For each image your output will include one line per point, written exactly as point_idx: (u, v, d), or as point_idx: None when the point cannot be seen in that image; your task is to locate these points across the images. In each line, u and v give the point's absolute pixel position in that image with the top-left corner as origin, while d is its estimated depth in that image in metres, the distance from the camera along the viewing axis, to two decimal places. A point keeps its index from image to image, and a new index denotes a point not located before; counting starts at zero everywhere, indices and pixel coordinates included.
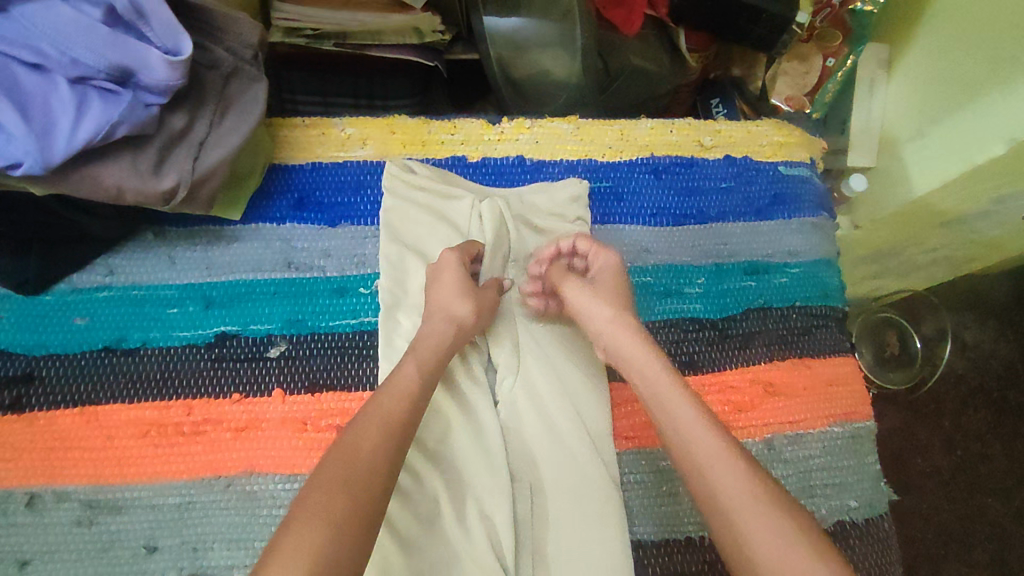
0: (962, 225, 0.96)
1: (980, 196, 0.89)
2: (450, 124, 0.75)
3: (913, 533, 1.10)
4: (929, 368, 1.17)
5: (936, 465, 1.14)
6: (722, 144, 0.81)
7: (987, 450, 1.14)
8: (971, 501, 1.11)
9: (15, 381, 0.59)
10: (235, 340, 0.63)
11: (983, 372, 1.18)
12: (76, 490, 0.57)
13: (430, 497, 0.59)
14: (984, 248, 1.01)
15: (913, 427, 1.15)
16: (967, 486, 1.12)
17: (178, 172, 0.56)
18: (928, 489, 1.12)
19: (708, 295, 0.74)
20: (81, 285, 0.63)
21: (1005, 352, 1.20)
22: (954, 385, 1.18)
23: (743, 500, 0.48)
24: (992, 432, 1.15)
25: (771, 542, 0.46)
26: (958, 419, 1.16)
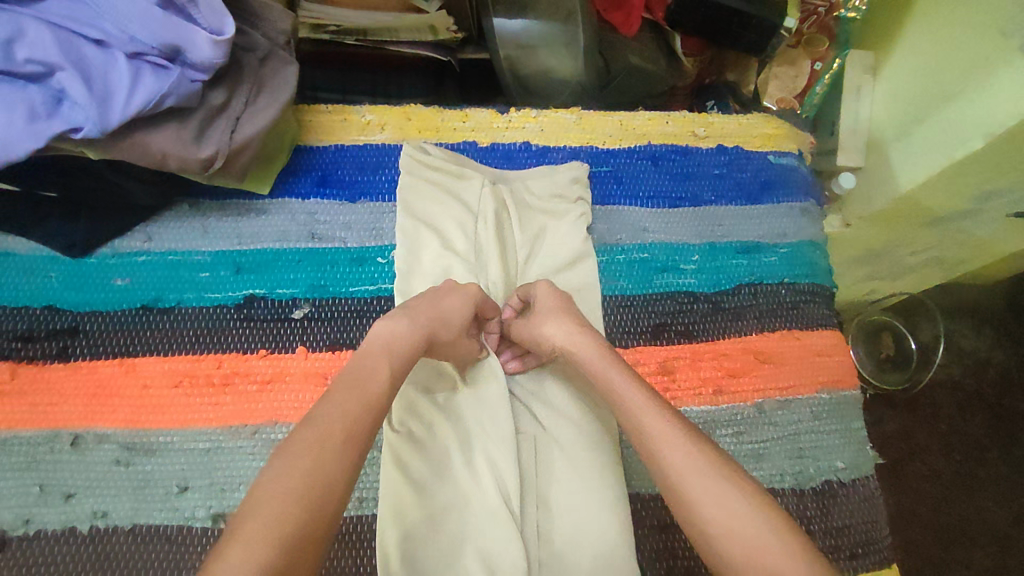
0: (948, 221, 1.01)
1: (961, 192, 0.94)
2: (461, 113, 0.81)
3: (913, 534, 1.12)
4: (924, 371, 1.21)
5: (936, 468, 1.17)
6: (715, 134, 0.87)
7: (985, 455, 1.18)
8: (970, 504, 1.14)
9: (62, 333, 0.64)
10: (263, 302, 0.68)
11: (980, 378, 1.22)
12: (115, 433, 0.61)
13: (442, 446, 0.64)
14: (972, 248, 1.06)
15: (912, 431, 1.19)
16: (966, 489, 1.15)
17: (217, 141, 0.62)
18: (927, 492, 1.15)
19: (702, 271, 0.78)
20: (122, 249, 0.68)
21: (1002, 358, 1.24)
22: (951, 390, 1.22)
23: (693, 478, 0.50)
24: (990, 437, 1.19)
25: (727, 515, 0.48)
26: (956, 425, 1.19)
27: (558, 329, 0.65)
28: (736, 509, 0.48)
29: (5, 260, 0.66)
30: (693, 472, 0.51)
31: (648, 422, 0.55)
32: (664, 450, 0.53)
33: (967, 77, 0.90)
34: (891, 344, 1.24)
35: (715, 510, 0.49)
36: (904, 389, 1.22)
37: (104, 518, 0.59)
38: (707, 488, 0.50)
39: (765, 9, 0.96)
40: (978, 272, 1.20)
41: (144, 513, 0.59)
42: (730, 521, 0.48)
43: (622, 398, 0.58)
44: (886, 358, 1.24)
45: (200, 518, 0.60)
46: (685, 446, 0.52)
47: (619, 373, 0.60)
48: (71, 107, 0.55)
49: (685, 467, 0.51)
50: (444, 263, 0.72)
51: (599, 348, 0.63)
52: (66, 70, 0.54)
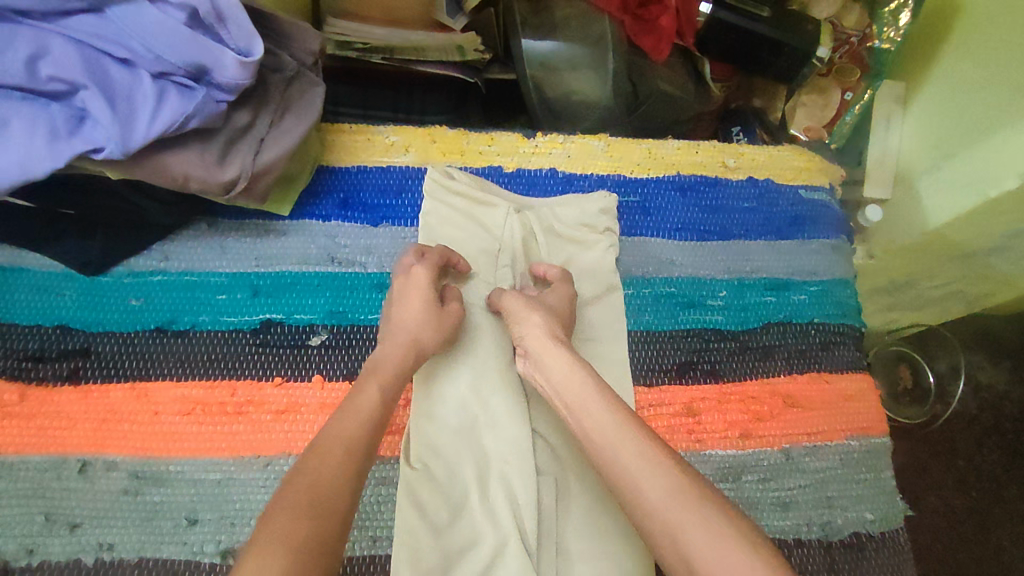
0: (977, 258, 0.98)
1: (992, 232, 0.92)
2: (487, 136, 0.80)
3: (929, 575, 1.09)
4: (940, 407, 1.19)
5: (951, 504, 1.13)
6: (745, 166, 0.84)
7: (1003, 492, 1.14)
8: (987, 544, 1.11)
9: (73, 354, 0.63)
10: (280, 327, 0.66)
11: (997, 412, 1.19)
12: (125, 461, 0.60)
13: (460, 486, 0.62)
14: (1000, 285, 1.03)
15: (927, 463, 1.16)
16: (982, 527, 1.12)
17: (240, 163, 0.60)
18: (943, 530, 1.11)
19: (730, 308, 0.76)
20: (136, 268, 0.66)
21: (1020, 394, 1.21)
22: (968, 425, 1.18)
23: (666, 500, 0.48)
24: (1007, 474, 1.15)
25: (704, 539, 0.46)
26: (972, 460, 1.16)
27: (546, 326, 0.64)
28: (714, 536, 0.46)
29: (18, 277, 0.64)
30: (665, 494, 0.49)
31: (614, 440, 0.53)
32: (637, 477, 0.50)
33: (1004, 114, 0.89)
34: (909, 376, 1.22)
35: (691, 534, 0.47)
36: (923, 424, 1.18)
37: (109, 551, 0.57)
38: (685, 519, 0.47)
39: (798, 38, 0.94)
40: (1002, 308, 1.17)
41: (151, 547, 0.57)
42: (712, 553, 0.45)
43: (593, 419, 0.55)
44: (903, 391, 1.22)
45: (208, 553, 0.58)
46: (652, 465, 0.50)
47: (586, 395, 0.57)
48: (94, 127, 0.53)
49: (662, 494, 0.49)
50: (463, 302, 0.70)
51: (568, 358, 0.60)
52: (90, 90, 0.52)
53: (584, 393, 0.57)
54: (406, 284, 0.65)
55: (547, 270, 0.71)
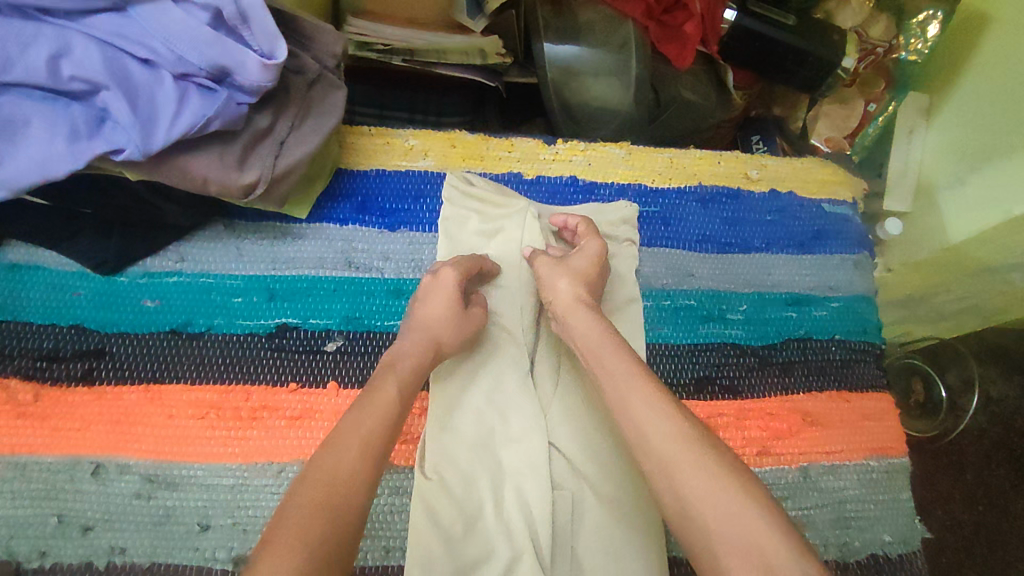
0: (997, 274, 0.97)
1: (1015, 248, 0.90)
2: (507, 142, 0.79)
3: None
4: (953, 420, 1.17)
5: (956, 517, 1.12)
6: (767, 178, 0.83)
7: (1011, 507, 1.12)
8: (993, 558, 1.09)
9: (87, 355, 0.62)
10: (296, 332, 0.66)
11: (1008, 427, 1.17)
12: (137, 464, 0.59)
13: (473, 497, 0.61)
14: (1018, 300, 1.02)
15: (934, 475, 1.15)
16: (988, 542, 1.10)
17: (261, 166, 0.59)
18: (949, 543, 1.10)
19: (750, 322, 0.75)
20: (152, 269, 0.66)
21: None
22: (978, 438, 1.17)
23: (671, 444, 0.50)
24: (1015, 489, 1.13)
25: (702, 483, 0.48)
26: (980, 473, 1.14)
27: (570, 289, 0.65)
28: (709, 476, 0.48)
29: (33, 275, 0.64)
30: (672, 442, 0.50)
31: (627, 391, 0.55)
32: (644, 420, 0.52)
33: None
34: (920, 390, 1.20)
35: (690, 478, 0.48)
36: (931, 439, 1.18)
37: (121, 555, 0.56)
38: (685, 463, 0.49)
39: (822, 48, 0.93)
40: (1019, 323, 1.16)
41: (164, 552, 0.57)
42: (708, 492, 0.48)
43: (608, 369, 0.57)
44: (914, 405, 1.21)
45: (220, 559, 0.57)
46: (662, 413, 0.52)
47: (606, 347, 0.59)
48: (114, 127, 0.53)
49: (665, 435, 0.51)
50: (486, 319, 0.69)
51: (592, 318, 0.62)
52: (112, 91, 0.52)
53: (604, 348, 0.59)
54: (432, 285, 0.64)
55: (567, 220, 0.73)
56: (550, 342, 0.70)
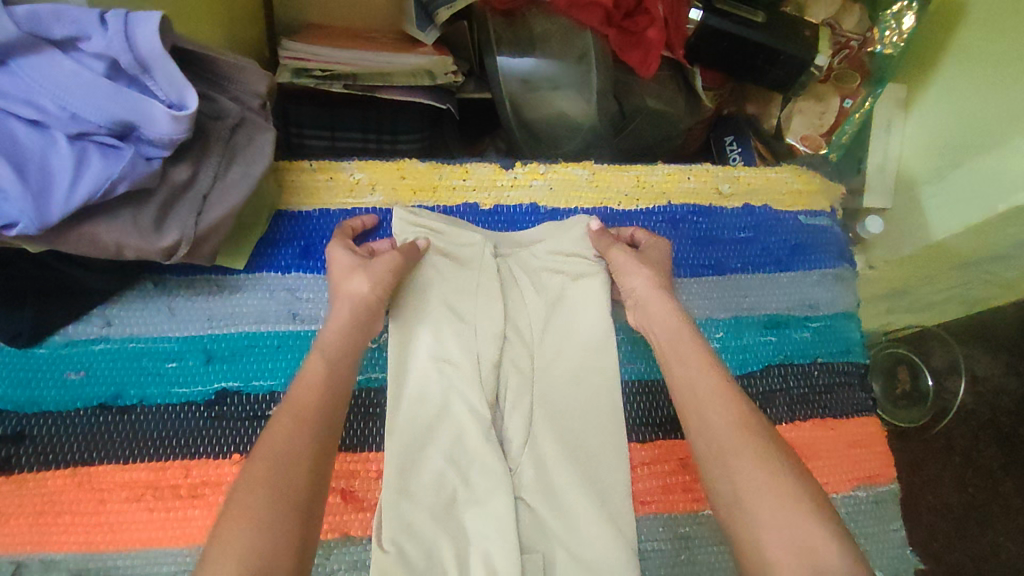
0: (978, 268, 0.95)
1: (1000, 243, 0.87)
2: (461, 169, 0.73)
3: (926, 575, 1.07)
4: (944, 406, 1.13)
5: (946, 501, 1.10)
6: (740, 191, 0.79)
7: (999, 487, 1.11)
8: (983, 538, 1.08)
9: (4, 441, 0.56)
10: (237, 397, 0.61)
11: (993, 407, 1.15)
12: (66, 558, 0.54)
13: (436, 568, 0.56)
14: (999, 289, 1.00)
15: (923, 460, 1.13)
16: (979, 522, 1.09)
17: (181, 227, 0.53)
18: (939, 527, 1.09)
19: (727, 351, 0.71)
20: (75, 336, 0.60)
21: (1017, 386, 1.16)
22: (964, 419, 1.14)
23: (726, 438, 0.51)
24: (1004, 468, 1.12)
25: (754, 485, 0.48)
26: (969, 455, 1.12)
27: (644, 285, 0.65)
28: (764, 474, 0.48)
29: None
30: (729, 439, 0.51)
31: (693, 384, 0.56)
32: (705, 408, 0.53)
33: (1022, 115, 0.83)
34: (907, 379, 1.15)
35: (742, 474, 0.49)
36: (921, 429, 1.14)
37: None
38: (740, 455, 0.50)
39: (792, 46, 0.88)
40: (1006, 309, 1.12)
41: None
42: (758, 487, 0.48)
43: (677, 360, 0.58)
44: (902, 395, 1.16)
45: None
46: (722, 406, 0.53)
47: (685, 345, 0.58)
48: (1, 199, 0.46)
49: (721, 431, 0.52)
50: (426, 337, 0.65)
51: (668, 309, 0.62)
52: None
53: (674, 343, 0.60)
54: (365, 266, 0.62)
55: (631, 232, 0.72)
56: (520, 385, 0.65)
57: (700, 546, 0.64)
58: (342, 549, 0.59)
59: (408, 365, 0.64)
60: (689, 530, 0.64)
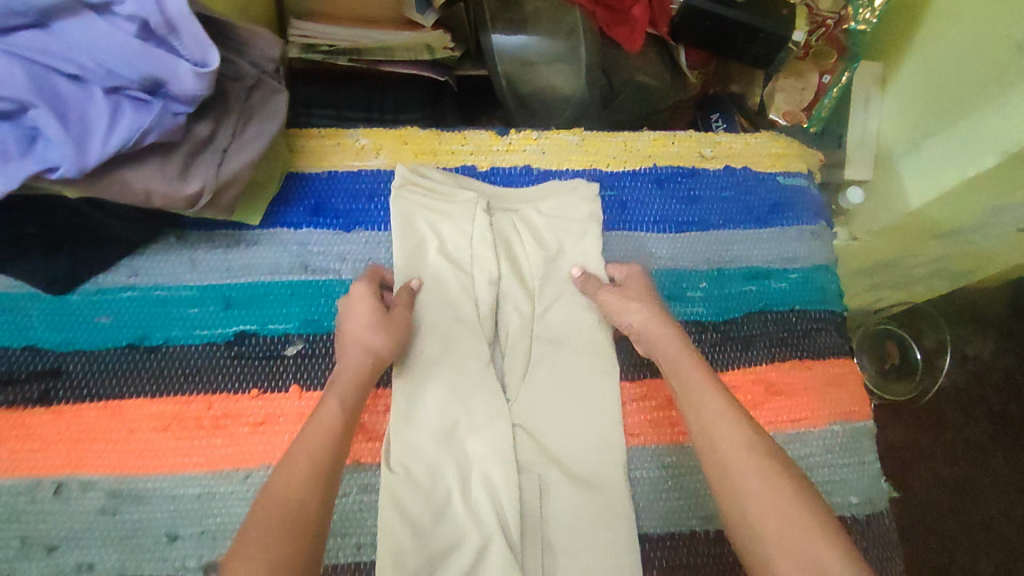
0: (958, 236, 0.99)
1: (975, 207, 0.92)
2: (460, 136, 0.79)
3: (923, 546, 1.11)
4: (929, 380, 1.20)
5: (940, 475, 1.15)
6: (721, 155, 0.84)
7: (990, 460, 1.16)
8: (976, 511, 1.13)
9: (42, 376, 0.61)
10: (255, 338, 0.66)
11: (983, 384, 1.21)
12: (101, 480, 0.59)
13: (442, 489, 0.62)
14: (979, 261, 1.05)
15: (916, 436, 1.18)
16: (971, 494, 1.14)
17: (204, 177, 0.58)
18: (932, 499, 1.14)
19: (710, 298, 0.76)
20: (106, 285, 0.65)
21: (1005, 364, 1.22)
22: (955, 397, 1.21)
23: (737, 456, 0.52)
24: (993, 443, 1.17)
25: (769, 506, 0.48)
26: (960, 431, 1.18)
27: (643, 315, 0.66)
28: (774, 491, 0.49)
29: None
30: (739, 450, 0.52)
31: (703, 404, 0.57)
32: (713, 428, 0.55)
33: (989, 86, 0.88)
34: (896, 353, 1.23)
35: (755, 491, 0.50)
36: (910, 401, 1.21)
37: (90, 571, 0.57)
38: (749, 471, 0.51)
39: (771, 23, 0.93)
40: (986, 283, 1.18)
41: (133, 565, 0.57)
42: (767, 505, 0.48)
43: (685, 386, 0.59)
44: (891, 368, 1.23)
45: (192, 568, 0.58)
46: (729, 423, 0.54)
47: (687, 361, 0.61)
48: (47, 145, 0.51)
49: (731, 445, 0.53)
50: (426, 284, 0.70)
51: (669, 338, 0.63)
52: (40, 108, 0.50)
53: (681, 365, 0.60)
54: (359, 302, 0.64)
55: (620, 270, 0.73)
56: (518, 327, 0.71)
57: (685, 474, 0.69)
58: (352, 475, 0.64)
59: (410, 310, 0.69)
60: (674, 460, 0.69)
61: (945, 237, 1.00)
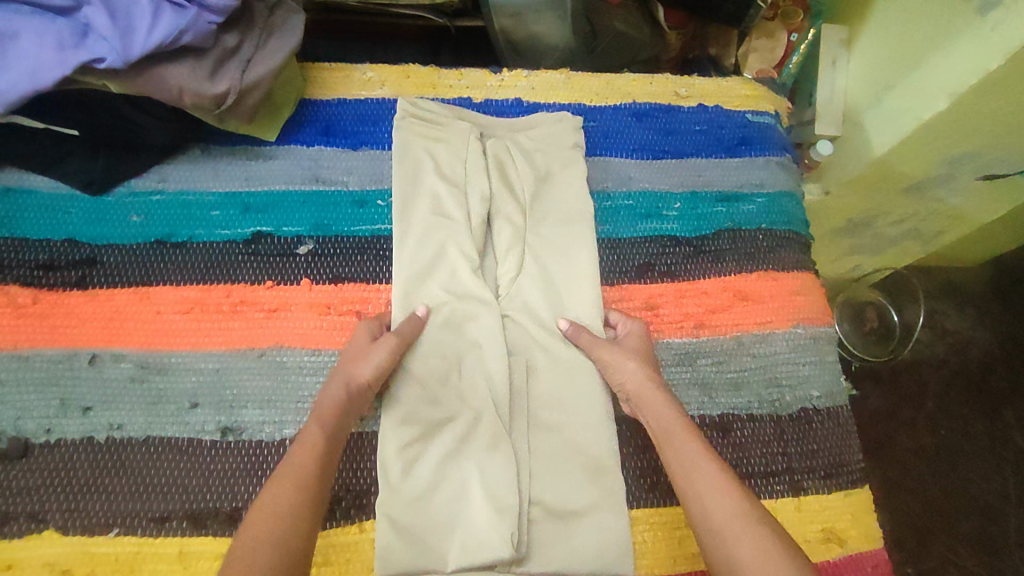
0: (924, 190, 1.06)
1: (934, 159, 0.98)
2: (457, 72, 0.87)
3: (903, 507, 1.18)
4: (903, 347, 1.29)
5: (921, 443, 1.22)
6: (696, 94, 0.92)
7: (970, 429, 1.24)
8: (957, 477, 1.20)
9: (79, 264, 0.68)
10: (270, 238, 0.72)
11: (964, 357, 1.29)
12: (131, 353, 0.66)
13: (437, 374, 0.69)
14: (948, 219, 1.13)
15: (899, 408, 1.25)
16: (952, 462, 1.21)
17: (230, 79, 0.66)
18: (915, 466, 1.20)
19: (684, 217, 0.83)
20: (137, 189, 0.72)
21: (984, 339, 1.31)
22: (937, 368, 1.28)
23: (732, 520, 0.55)
24: (974, 413, 1.25)
25: (763, 563, 0.51)
26: (941, 401, 1.26)
27: (638, 371, 0.67)
28: (764, 548, 0.52)
29: (28, 197, 0.70)
30: (729, 517, 0.55)
31: (697, 470, 0.59)
32: (708, 493, 0.57)
33: (938, 34, 0.91)
34: (875, 317, 1.31)
35: (749, 551, 0.52)
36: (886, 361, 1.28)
37: (120, 430, 0.63)
38: (741, 534, 0.53)
39: None
40: (955, 248, 1.25)
41: (158, 427, 0.64)
42: (761, 567, 0.51)
43: (677, 449, 0.61)
44: (870, 331, 1.31)
45: (210, 431, 0.64)
46: (721, 492, 0.56)
47: (678, 434, 0.62)
48: (96, 40, 0.59)
49: (723, 512, 0.55)
50: (424, 200, 0.77)
51: (664, 403, 0.65)
52: (94, 5, 0.59)
53: (671, 428, 0.62)
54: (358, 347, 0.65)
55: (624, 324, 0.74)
56: (510, 239, 0.77)
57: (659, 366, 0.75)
58: None
59: (411, 221, 0.75)
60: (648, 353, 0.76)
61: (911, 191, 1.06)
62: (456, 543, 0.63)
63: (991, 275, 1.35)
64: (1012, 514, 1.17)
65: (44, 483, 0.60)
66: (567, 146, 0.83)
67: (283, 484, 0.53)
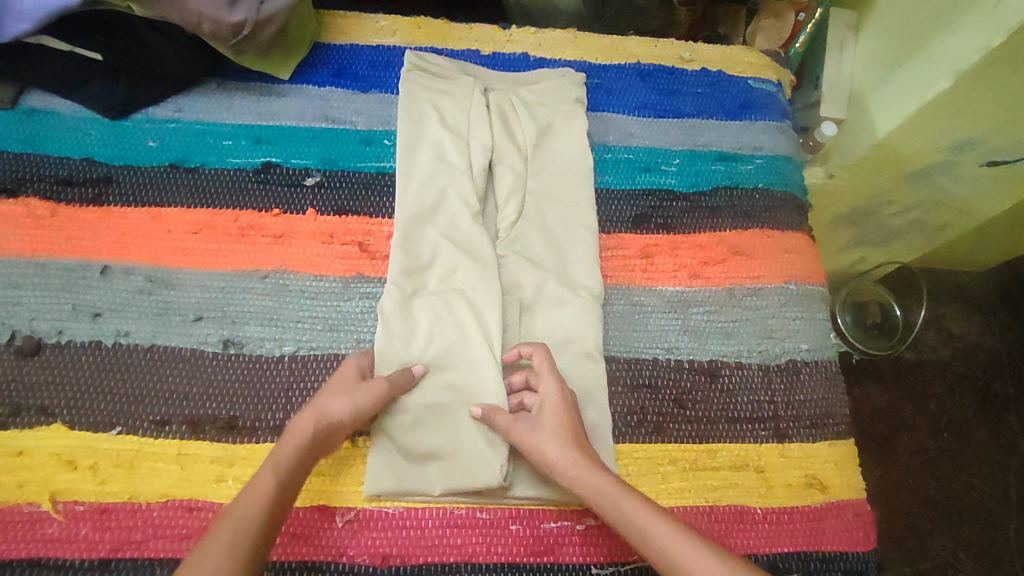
0: (929, 180, 1.04)
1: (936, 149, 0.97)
2: (467, 26, 0.89)
3: (900, 505, 1.17)
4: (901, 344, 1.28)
5: (922, 443, 1.22)
6: (699, 59, 0.94)
7: (973, 434, 1.23)
8: (957, 481, 1.19)
9: (95, 182, 0.71)
10: (279, 169, 0.75)
11: (970, 361, 1.29)
12: (140, 267, 0.68)
13: (431, 310, 0.71)
14: (953, 213, 1.11)
15: (898, 406, 1.25)
16: (953, 465, 1.20)
17: (246, 11, 0.69)
18: (915, 465, 1.20)
19: (683, 172, 0.85)
20: (154, 116, 0.75)
21: (991, 344, 1.31)
22: (942, 370, 1.28)
23: None
24: (977, 417, 1.24)
25: None
26: (944, 402, 1.25)
27: (561, 454, 0.61)
28: None
29: (51, 117, 0.73)
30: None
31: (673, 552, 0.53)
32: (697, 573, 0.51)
33: (944, 14, 0.89)
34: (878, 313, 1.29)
35: None
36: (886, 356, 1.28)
37: (126, 337, 0.66)
38: None
39: None
40: (962, 246, 1.25)
41: (162, 336, 0.66)
42: None
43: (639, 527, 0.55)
44: (872, 326, 1.28)
45: (212, 343, 0.67)
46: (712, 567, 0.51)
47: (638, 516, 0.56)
48: None
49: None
50: (426, 146, 0.78)
51: (599, 477, 0.59)
52: None
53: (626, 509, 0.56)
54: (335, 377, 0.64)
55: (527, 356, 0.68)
56: (509, 184, 0.79)
57: (651, 313, 0.77)
58: (357, 283, 0.72)
59: (415, 165, 0.77)
60: (642, 299, 0.78)
61: (915, 179, 1.05)
62: (445, 471, 0.65)
63: (1000, 280, 1.35)
64: (1011, 520, 1.16)
65: (53, 381, 0.63)
66: (568, 101, 0.85)
67: (266, 473, 0.55)
